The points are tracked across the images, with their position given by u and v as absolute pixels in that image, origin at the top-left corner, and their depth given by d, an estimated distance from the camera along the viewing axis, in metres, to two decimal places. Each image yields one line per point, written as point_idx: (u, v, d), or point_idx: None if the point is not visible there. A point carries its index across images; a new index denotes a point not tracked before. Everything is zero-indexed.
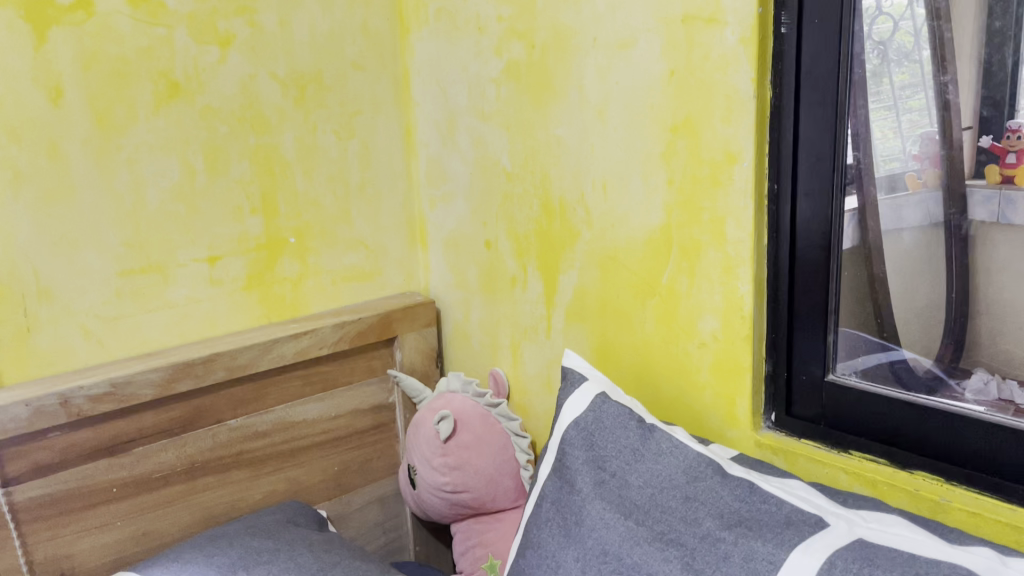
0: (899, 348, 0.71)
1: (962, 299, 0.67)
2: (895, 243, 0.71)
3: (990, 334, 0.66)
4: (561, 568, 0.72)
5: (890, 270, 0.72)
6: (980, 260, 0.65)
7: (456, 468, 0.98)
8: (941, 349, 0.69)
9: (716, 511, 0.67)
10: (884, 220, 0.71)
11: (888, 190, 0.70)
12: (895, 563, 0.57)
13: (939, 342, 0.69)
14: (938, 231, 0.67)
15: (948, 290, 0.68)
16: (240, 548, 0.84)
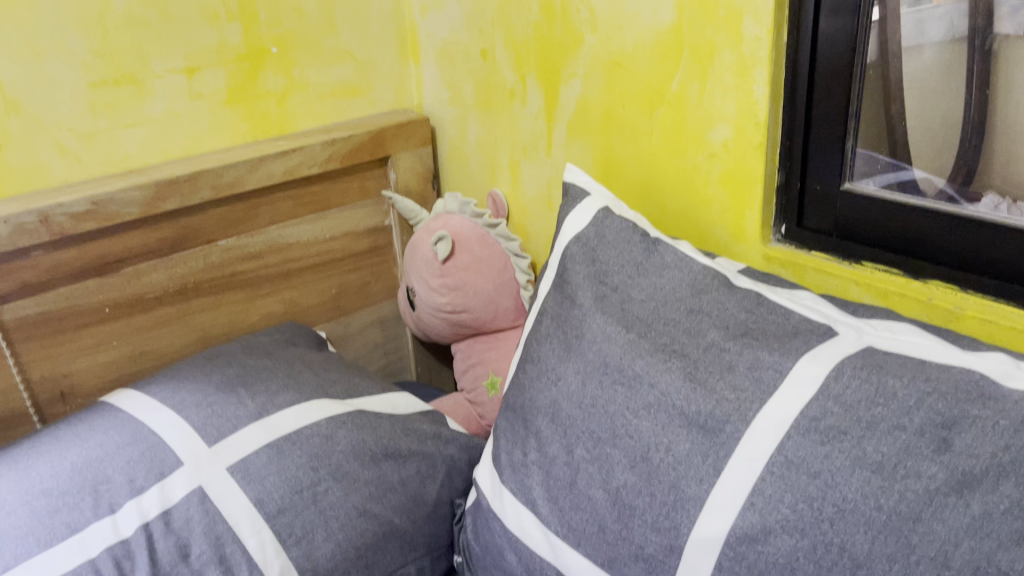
0: (910, 167, 0.68)
1: (980, 118, 0.64)
2: (913, 60, 0.66)
3: (1004, 157, 0.63)
4: (561, 380, 0.71)
5: (907, 87, 0.67)
6: (1003, 77, 0.62)
7: (455, 289, 0.96)
8: (952, 171, 0.66)
9: (722, 322, 0.65)
10: (905, 35, 0.66)
11: (910, 2, 0.64)
12: (905, 371, 0.56)
13: (951, 164, 0.66)
14: (962, 46, 0.63)
15: (966, 109, 0.64)
16: (239, 366, 0.83)
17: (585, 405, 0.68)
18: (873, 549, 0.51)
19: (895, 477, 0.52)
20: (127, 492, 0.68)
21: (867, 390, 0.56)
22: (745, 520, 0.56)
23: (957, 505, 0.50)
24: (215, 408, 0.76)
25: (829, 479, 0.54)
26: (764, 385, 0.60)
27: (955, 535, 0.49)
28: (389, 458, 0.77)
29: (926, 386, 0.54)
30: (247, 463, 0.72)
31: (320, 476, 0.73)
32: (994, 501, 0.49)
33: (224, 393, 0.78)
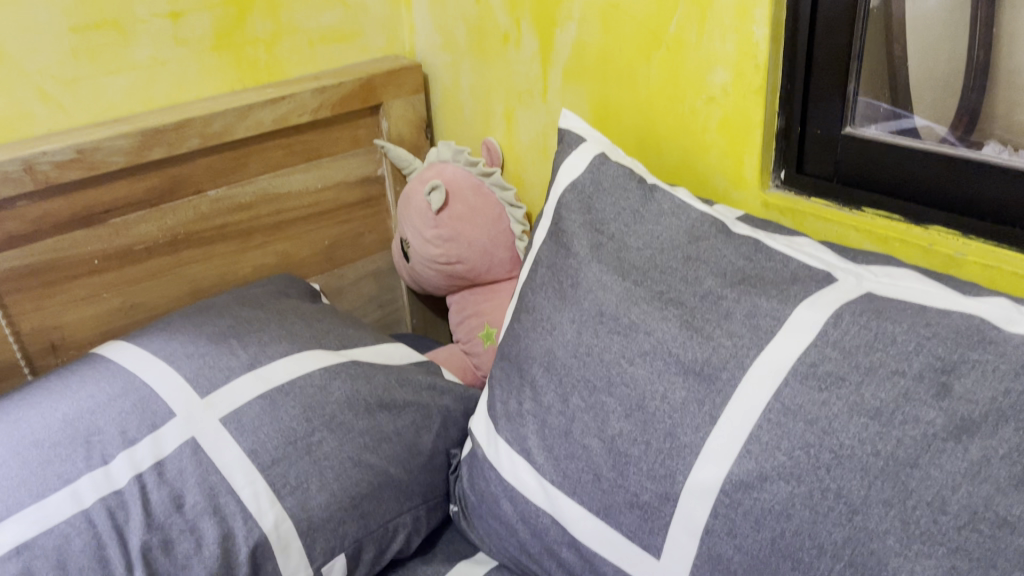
0: (911, 115, 0.67)
1: (985, 60, 0.62)
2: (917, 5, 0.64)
3: (1008, 103, 0.61)
4: (556, 330, 0.70)
5: (910, 33, 0.65)
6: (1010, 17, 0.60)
7: (450, 240, 0.95)
8: (954, 120, 0.64)
9: (719, 270, 0.64)
10: None
11: None
12: (905, 316, 0.55)
13: (953, 113, 0.64)
14: None
15: (971, 51, 0.63)
16: (231, 318, 0.82)
17: (580, 354, 0.67)
18: (870, 494, 0.51)
19: (893, 423, 0.51)
20: (119, 443, 0.68)
21: (866, 335, 0.55)
22: (741, 467, 0.56)
23: (955, 449, 0.49)
24: (207, 360, 0.75)
25: (827, 426, 0.53)
26: (762, 332, 0.59)
27: (953, 479, 0.49)
28: (384, 408, 0.77)
29: (926, 331, 0.53)
30: (240, 414, 0.71)
31: (314, 426, 0.72)
32: (994, 446, 0.48)
33: (216, 344, 0.77)
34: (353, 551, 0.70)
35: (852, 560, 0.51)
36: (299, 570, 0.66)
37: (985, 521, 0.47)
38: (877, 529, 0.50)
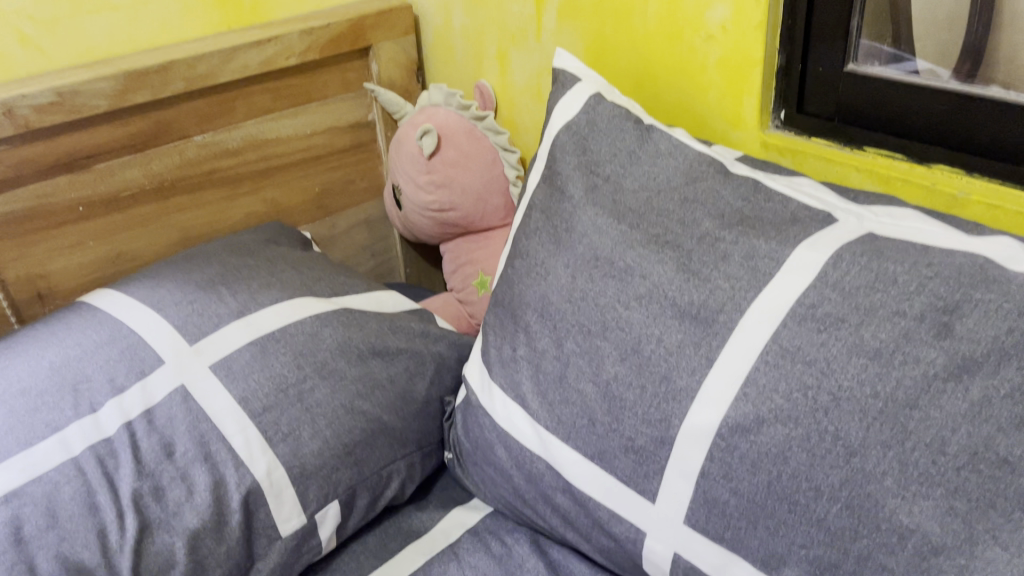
0: (913, 60, 0.65)
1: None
2: None
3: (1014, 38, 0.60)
4: (550, 275, 0.69)
5: None
6: None
7: (442, 187, 0.93)
8: (957, 66, 0.63)
9: (716, 212, 0.63)
10: None
11: None
12: (906, 256, 0.54)
13: (956, 60, 0.63)
14: None
15: None
16: (219, 265, 0.81)
17: (575, 298, 0.66)
18: (868, 436, 0.50)
19: (892, 364, 0.51)
20: (107, 391, 0.67)
21: (867, 276, 0.54)
22: (737, 410, 0.55)
23: (955, 390, 0.48)
24: (195, 307, 0.74)
25: (825, 368, 0.53)
26: (760, 274, 0.58)
27: (953, 420, 0.48)
28: (376, 355, 0.76)
29: (927, 271, 0.52)
30: (230, 361, 0.70)
31: (306, 374, 0.71)
32: (995, 385, 0.47)
33: (204, 292, 0.76)
34: (347, 497, 0.69)
35: (849, 502, 0.51)
36: (292, 517, 0.66)
37: (985, 461, 0.47)
38: (874, 471, 0.50)
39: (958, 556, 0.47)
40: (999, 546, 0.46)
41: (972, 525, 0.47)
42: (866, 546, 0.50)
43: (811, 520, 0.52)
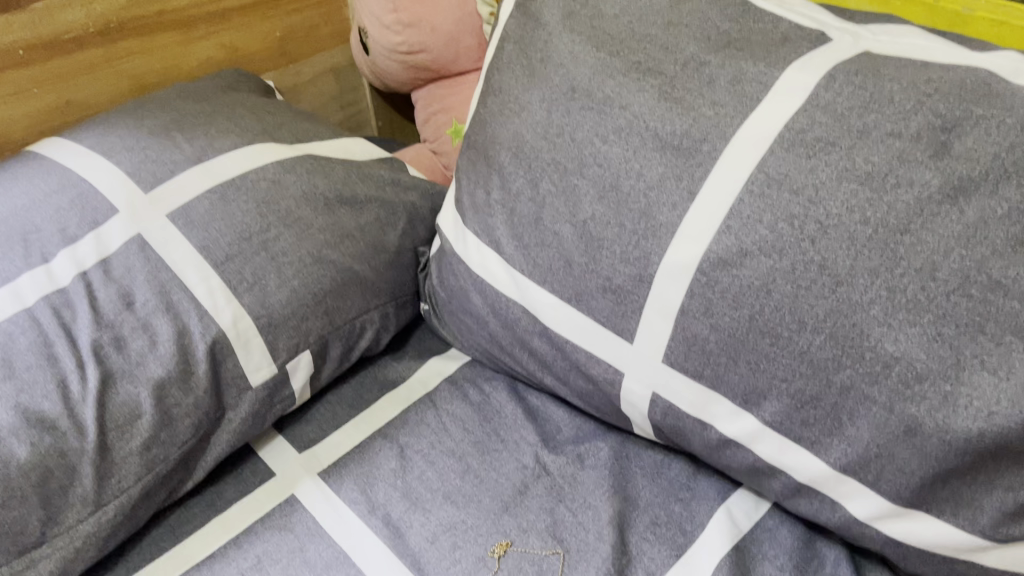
0: None
1: None
2: None
3: None
4: (524, 111, 0.64)
5: None
6: None
7: (410, 27, 0.87)
8: None
9: (702, 35, 0.58)
10: None
11: None
12: (904, 74, 0.50)
13: None
14: None
15: None
16: (173, 111, 0.76)
17: (551, 135, 0.62)
18: (856, 264, 0.48)
19: (885, 188, 0.48)
20: (59, 241, 0.64)
21: (861, 97, 0.50)
22: (720, 244, 0.52)
23: (949, 213, 0.46)
24: (149, 154, 0.70)
25: (813, 196, 0.49)
26: (747, 99, 0.53)
27: (945, 244, 0.46)
28: (344, 204, 0.71)
29: (926, 88, 0.49)
30: (189, 209, 0.66)
31: (270, 222, 0.67)
32: (992, 206, 0.45)
33: (158, 138, 0.71)
34: (320, 348, 0.68)
35: (834, 333, 0.49)
36: (263, 367, 0.64)
37: (977, 285, 0.45)
38: (861, 300, 0.48)
39: (943, 382, 0.46)
40: (985, 371, 0.45)
41: (960, 351, 0.45)
42: (849, 377, 0.49)
43: (792, 353, 0.51)
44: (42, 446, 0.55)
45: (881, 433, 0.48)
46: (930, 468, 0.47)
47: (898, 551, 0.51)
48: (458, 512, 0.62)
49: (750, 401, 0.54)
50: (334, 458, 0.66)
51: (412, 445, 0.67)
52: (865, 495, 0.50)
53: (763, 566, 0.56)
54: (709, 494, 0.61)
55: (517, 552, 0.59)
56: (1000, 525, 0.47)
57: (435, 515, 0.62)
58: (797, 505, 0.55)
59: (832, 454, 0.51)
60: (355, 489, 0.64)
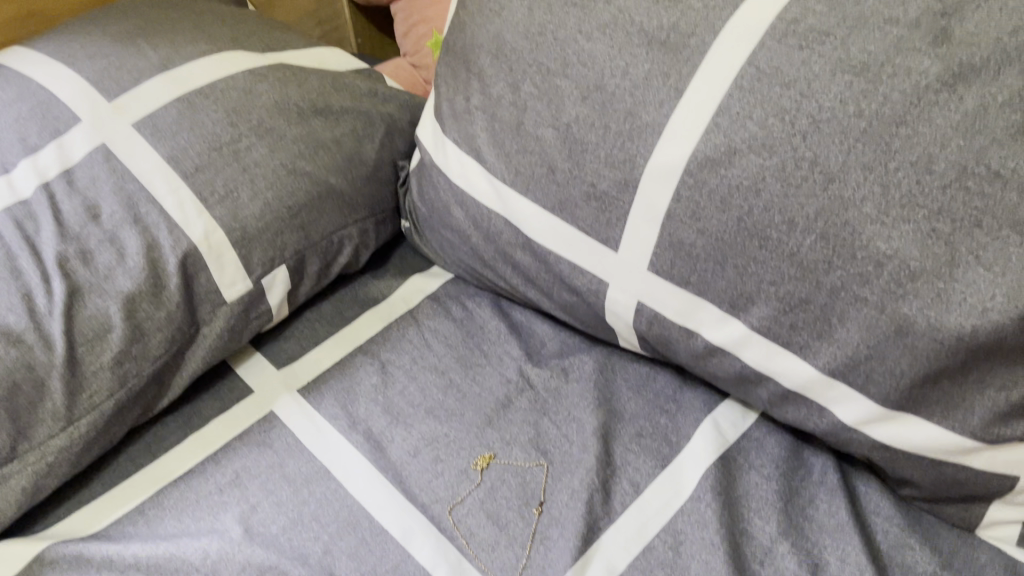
0: None
1: None
2: None
3: None
4: (504, 12, 0.61)
5: None
6: None
7: None
8: None
9: None
10: None
11: None
12: None
13: None
14: None
15: None
16: (138, 19, 0.72)
17: (533, 34, 0.59)
18: (849, 160, 0.46)
19: (881, 78, 0.45)
20: (19, 151, 0.62)
21: None
22: (708, 143, 0.50)
23: (948, 101, 0.44)
24: (112, 62, 0.66)
25: (805, 89, 0.47)
26: None
27: (942, 134, 0.44)
28: (319, 115, 0.69)
29: None
30: (155, 118, 0.63)
31: (241, 132, 0.65)
32: (992, 93, 0.43)
33: (121, 46, 0.68)
34: (296, 263, 0.65)
35: (825, 232, 0.47)
36: (237, 282, 0.62)
37: (975, 178, 0.43)
38: (853, 198, 0.46)
39: (936, 279, 0.44)
40: (981, 267, 0.43)
41: (955, 247, 0.44)
42: (840, 278, 0.47)
43: (781, 254, 0.49)
44: (8, 360, 0.53)
45: (871, 335, 0.47)
46: (920, 369, 0.46)
47: (886, 456, 0.50)
48: (439, 427, 0.61)
49: (737, 307, 0.52)
50: (313, 375, 0.65)
51: (393, 360, 0.65)
52: (853, 399, 0.49)
53: (749, 476, 0.56)
54: (695, 406, 0.60)
55: (499, 464, 0.58)
56: (991, 426, 0.46)
57: (417, 430, 0.61)
58: (784, 413, 0.54)
59: (821, 359, 0.49)
60: (336, 405, 0.62)
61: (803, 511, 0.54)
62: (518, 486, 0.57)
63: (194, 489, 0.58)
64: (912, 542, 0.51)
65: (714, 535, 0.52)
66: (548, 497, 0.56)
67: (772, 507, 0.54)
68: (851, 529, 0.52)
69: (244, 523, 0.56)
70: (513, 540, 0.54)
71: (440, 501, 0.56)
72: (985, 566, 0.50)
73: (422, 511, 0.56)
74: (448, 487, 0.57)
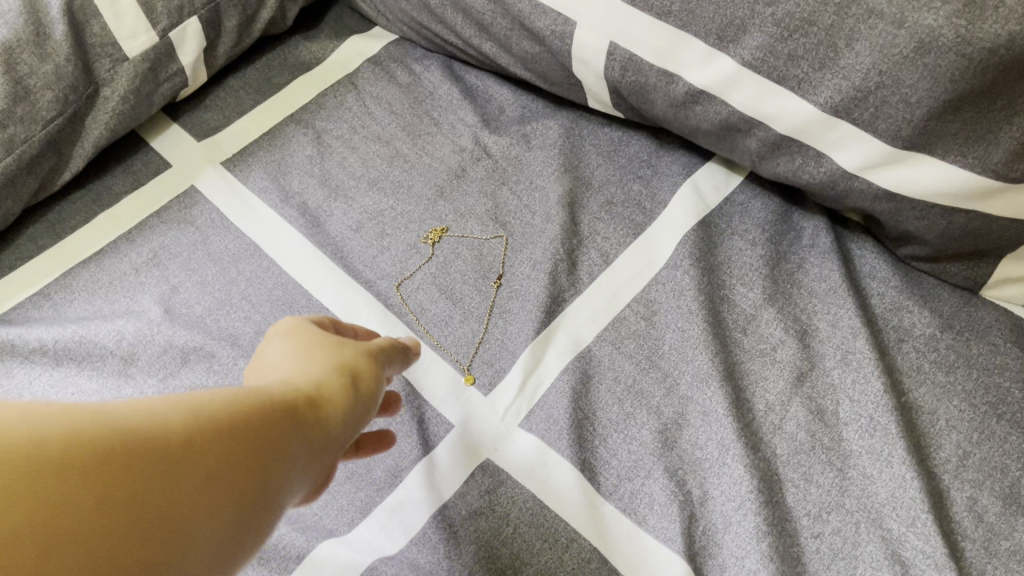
0: None
1: None
2: None
3: None
4: None
5: None
6: None
7: None
8: None
9: None
10: None
11: None
12: None
13: None
14: None
15: None
16: None
17: None
18: None
19: None
20: None
21: None
22: None
23: None
24: None
25: None
26: None
27: None
28: None
29: None
30: None
31: None
32: None
33: None
34: (210, 15, 0.56)
35: None
36: (140, 34, 0.53)
37: None
38: None
39: None
40: None
41: None
42: None
43: None
44: None
45: (885, 56, 0.39)
46: (941, 93, 0.39)
47: (889, 207, 0.44)
48: (384, 199, 0.53)
49: (726, 40, 0.44)
50: (240, 146, 0.56)
51: (330, 131, 0.57)
52: (858, 141, 0.43)
53: (733, 240, 0.50)
54: (673, 170, 0.53)
55: (453, 238, 0.52)
56: (1016, 161, 0.39)
57: (359, 203, 0.53)
58: (775, 167, 0.47)
59: (823, 93, 0.42)
60: (265, 179, 0.55)
61: (791, 277, 0.48)
62: (474, 258, 0.51)
63: (106, 270, 0.51)
64: (911, 306, 0.46)
65: (692, 302, 0.47)
66: (507, 270, 0.50)
67: (757, 274, 0.48)
68: (845, 291, 0.46)
69: (165, 304, 0.49)
70: (469, 314, 0.49)
71: (386, 277, 0.50)
72: (991, 327, 0.45)
73: (366, 287, 0.50)
74: (395, 262, 0.51)
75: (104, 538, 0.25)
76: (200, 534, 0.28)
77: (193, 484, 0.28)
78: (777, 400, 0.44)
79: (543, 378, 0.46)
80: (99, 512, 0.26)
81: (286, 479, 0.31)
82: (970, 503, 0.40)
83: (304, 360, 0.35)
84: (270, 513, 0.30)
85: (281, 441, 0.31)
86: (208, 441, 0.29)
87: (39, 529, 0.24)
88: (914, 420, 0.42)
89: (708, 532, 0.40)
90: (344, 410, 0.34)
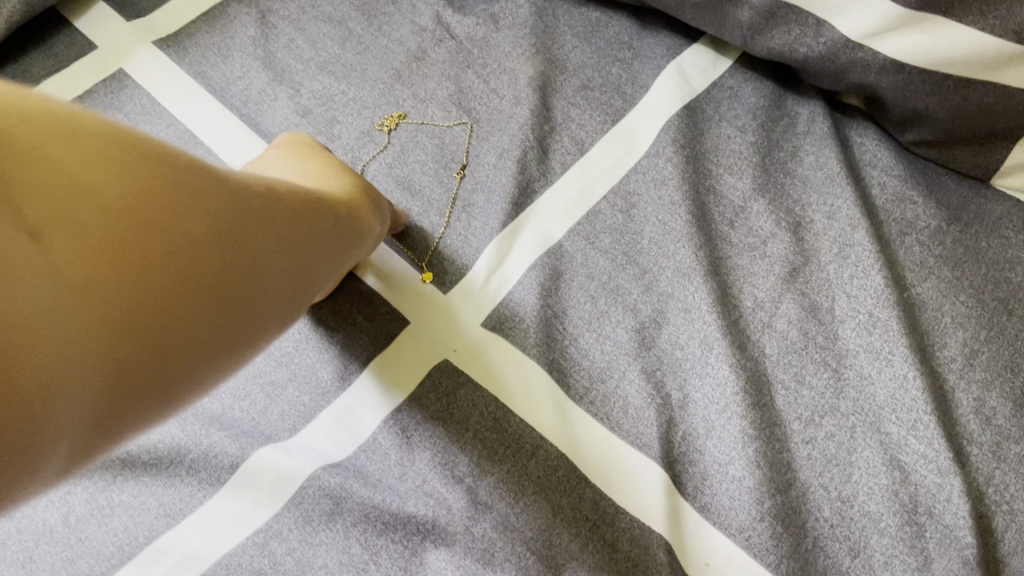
0: None
1: None
2: None
3: None
4: None
5: None
6: None
7: None
8: None
9: None
10: None
11: None
12: None
13: None
14: None
15: None
16: None
17: None
18: None
19: None
20: None
21: None
22: None
23: None
24: None
25: None
26: None
27: None
28: None
29: None
30: None
31: None
32: None
33: None
34: None
35: None
36: None
37: None
38: None
39: None
40: None
41: None
42: None
43: None
44: None
45: None
46: None
47: (896, 81, 0.39)
48: (336, 83, 0.48)
49: None
50: (177, 26, 0.51)
51: (276, 10, 0.51)
52: (863, 3, 0.38)
53: (722, 127, 0.45)
54: (655, 52, 0.48)
55: (412, 125, 0.46)
56: None
57: (307, 88, 0.48)
58: (768, 41, 0.42)
59: None
60: (204, 61, 0.49)
61: (785, 165, 0.43)
62: (435, 147, 0.46)
63: None
64: (915, 197, 0.42)
65: (675, 192, 0.42)
66: (471, 160, 0.45)
67: (747, 162, 0.43)
68: (843, 180, 0.42)
69: None
70: (429, 207, 0.44)
71: None
72: (1002, 218, 0.40)
73: None
74: (347, 150, 0.46)
75: (193, 271, 0.26)
76: (258, 292, 0.29)
77: (259, 243, 0.29)
78: (767, 296, 0.39)
79: (511, 273, 0.41)
80: (181, 242, 0.26)
81: (319, 265, 0.33)
82: (977, 405, 0.36)
83: (331, 173, 0.37)
84: (297, 298, 0.32)
85: (324, 232, 0.33)
86: (271, 211, 0.30)
87: (136, 237, 0.25)
88: (916, 318, 0.38)
89: (688, 439, 0.36)
90: (369, 222, 0.37)
